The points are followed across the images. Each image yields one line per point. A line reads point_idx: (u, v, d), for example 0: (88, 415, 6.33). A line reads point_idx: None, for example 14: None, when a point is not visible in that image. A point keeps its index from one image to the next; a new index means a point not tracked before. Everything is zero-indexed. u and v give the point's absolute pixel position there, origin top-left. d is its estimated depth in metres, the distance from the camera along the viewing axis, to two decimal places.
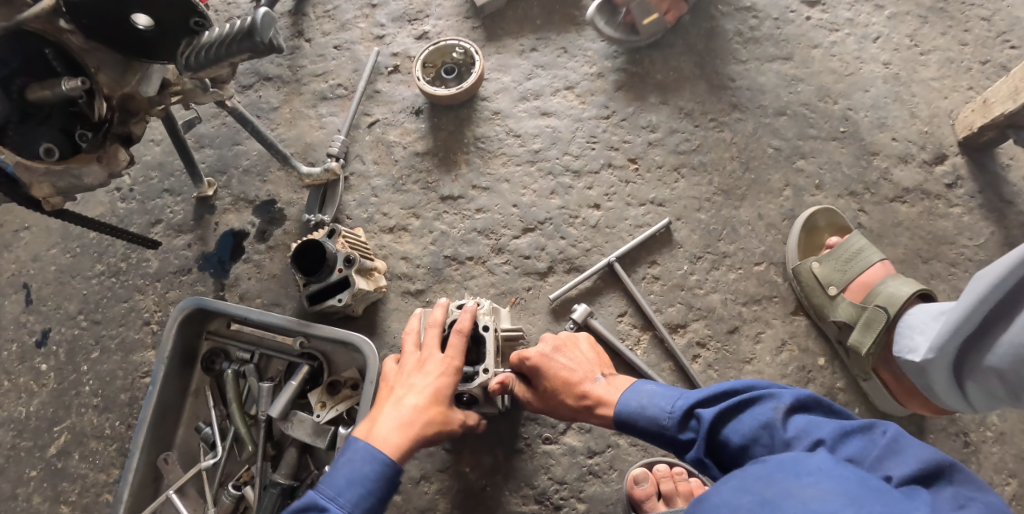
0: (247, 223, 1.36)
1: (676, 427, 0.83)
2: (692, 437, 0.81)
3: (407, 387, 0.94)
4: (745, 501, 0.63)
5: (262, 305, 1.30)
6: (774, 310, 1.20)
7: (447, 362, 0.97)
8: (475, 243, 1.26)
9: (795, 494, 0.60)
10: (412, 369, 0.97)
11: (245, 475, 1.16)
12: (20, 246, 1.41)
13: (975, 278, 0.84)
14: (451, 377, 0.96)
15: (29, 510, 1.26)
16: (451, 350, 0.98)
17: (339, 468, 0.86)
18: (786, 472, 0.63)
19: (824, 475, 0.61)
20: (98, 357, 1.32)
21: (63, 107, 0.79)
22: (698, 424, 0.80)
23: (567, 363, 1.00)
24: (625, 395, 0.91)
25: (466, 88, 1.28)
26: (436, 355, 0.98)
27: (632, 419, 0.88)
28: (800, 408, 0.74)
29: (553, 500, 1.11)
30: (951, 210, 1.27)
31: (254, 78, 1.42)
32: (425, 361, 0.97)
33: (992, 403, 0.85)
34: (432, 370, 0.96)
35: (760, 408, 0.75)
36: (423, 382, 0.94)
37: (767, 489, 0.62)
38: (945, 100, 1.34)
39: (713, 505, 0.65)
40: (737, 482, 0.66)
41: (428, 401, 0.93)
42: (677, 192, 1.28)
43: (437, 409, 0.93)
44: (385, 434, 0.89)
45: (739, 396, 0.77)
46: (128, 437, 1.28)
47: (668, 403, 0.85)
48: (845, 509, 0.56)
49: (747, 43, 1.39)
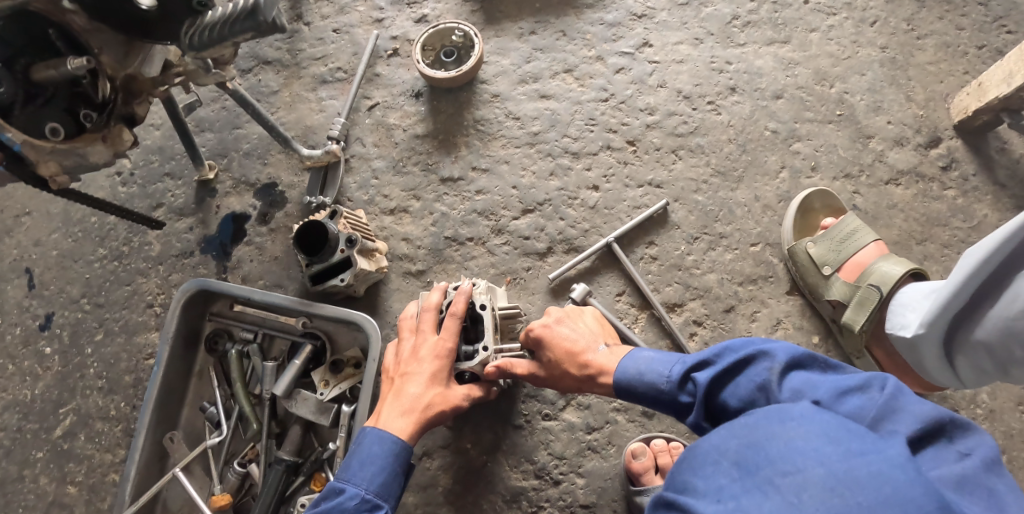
0: (247, 206, 1.37)
1: (674, 388, 0.85)
2: (689, 400, 0.83)
3: (405, 376, 0.97)
4: (732, 445, 0.65)
5: (264, 287, 1.31)
6: (769, 289, 1.22)
7: (440, 345, 0.98)
8: (476, 224, 1.27)
9: (779, 436, 0.62)
10: (408, 356, 0.99)
11: (250, 453, 1.18)
12: (22, 231, 1.42)
13: (964, 254, 0.86)
14: (444, 359, 0.97)
15: (36, 491, 1.28)
16: (444, 334, 0.99)
17: (352, 455, 0.91)
18: (772, 418, 0.65)
19: (807, 419, 0.63)
20: (102, 339, 1.34)
21: (67, 87, 0.80)
22: (695, 388, 0.81)
23: (569, 333, 1.01)
24: (623, 362, 0.93)
25: (465, 71, 1.29)
26: (430, 337, 0.99)
27: (631, 386, 0.90)
28: (796, 365, 0.74)
29: (553, 475, 1.13)
30: (945, 193, 1.29)
31: (254, 61, 1.43)
32: (418, 346, 0.99)
33: (980, 376, 0.88)
34: (425, 355, 0.97)
35: (756, 369, 0.75)
36: (421, 368, 0.96)
37: (753, 433, 0.64)
38: (940, 84, 1.36)
39: (702, 450, 0.67)
40: (724, 429, 0.67)
41: (425, 386, 0.95)
42: (675, 174, 1.29)
43: (436, 391, 0.96)
44: (393, 423, 0.93)
45: (734, 358, 0.77)
46: (132, 418, 1.30)
47: (666, 367, 0.87)
48: (826, 447, 0.59)
49: (745, 26, 1.40)
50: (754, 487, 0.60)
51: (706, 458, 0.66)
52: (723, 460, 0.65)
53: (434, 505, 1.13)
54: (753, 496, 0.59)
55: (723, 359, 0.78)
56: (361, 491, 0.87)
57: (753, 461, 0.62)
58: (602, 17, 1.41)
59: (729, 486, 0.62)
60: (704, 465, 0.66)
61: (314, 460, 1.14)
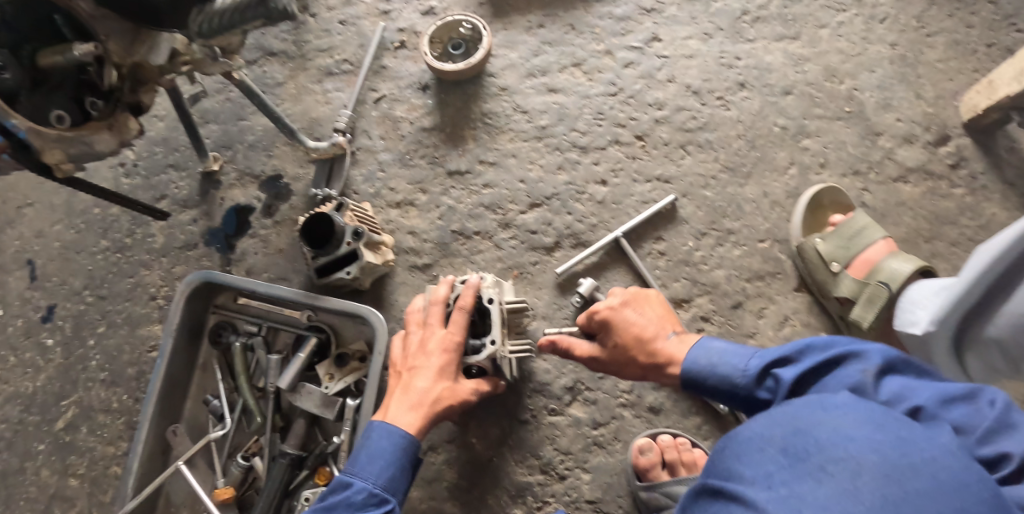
0: (252, 198, 1.36)
1: (750, 384, 0.81)
2: (768, 397, 0.79)
3: (413, 370, 0.96)
4: (777, 433, 0.64)
5: (268, 280, 1.31)
6: (777, 286, 1.22)
7: (448, 338, 0.97)
8: (482, 218, 1.27)
9: (827, 423, 0.62)
10: (416, 349, 0.98)
11: (253, 447, 1.17)
12: (24, 222, 1.41)
13: (975, 253, 0.85)
14: (453, 352, 0.97)
15: (38, 483, 1.27)
16: (451, 327, 0.98)
17: (360, 448, 0.90)
18: (813, 406, 0.65)
19: (851, 407, 0.63)
20: (105, 331, 1.33)
21: (74, 75, 0.81)
22: (776, 385, 0.78)
23: (637, 318, 1.00)
24: (692, 352, 0.90)
25: (473, 64, 1.28)
26: (438, 331, 0.98)
27: (701, 377, 0.87)
28: (890, 369, 0.70)
29: (558, 470, 1.13)
30: (954, 191, 1.28)
31: (259, 53, 1.42)
32: (425, 339, 0.98)
33: (991, 376, 0.87)
34: (434, 349, 0.97)
35: (846, 371, 0.71)
36: (430, 361, 0.96)
37: (798, 421, 0.63)
38: (950, 82, 1.35)
39: (745, 438, 0.66)
40: (766, 419, 0.66)
41: (433, 380, 0.95)
42: (684, 169, 1.28)
43: (444, 385, 0.95)
44: (402, 417, 0.92)
45: (822, 357, 0.73)
46: (135, 411, 1.29)
47: (742, 361, 0.83)
48: (877, 434, 0.59)
49: (754, 22, 1.39)
50: (805, 473, 0.58)
51: (750, 446, 0.65)
52: (770, 447, 0.63)
53: (440, 499, 1.13)
54: (805, 482, 0.57)
55: (808, 357, 0.75)
56: (369, 485, 0.87)
57: (802, 447, 0.60)
58: (611, 12, 1.40)
59: (778, 473, 0.60)
60: (749, 453, 0.64)
61: (318, 454, 1.13)
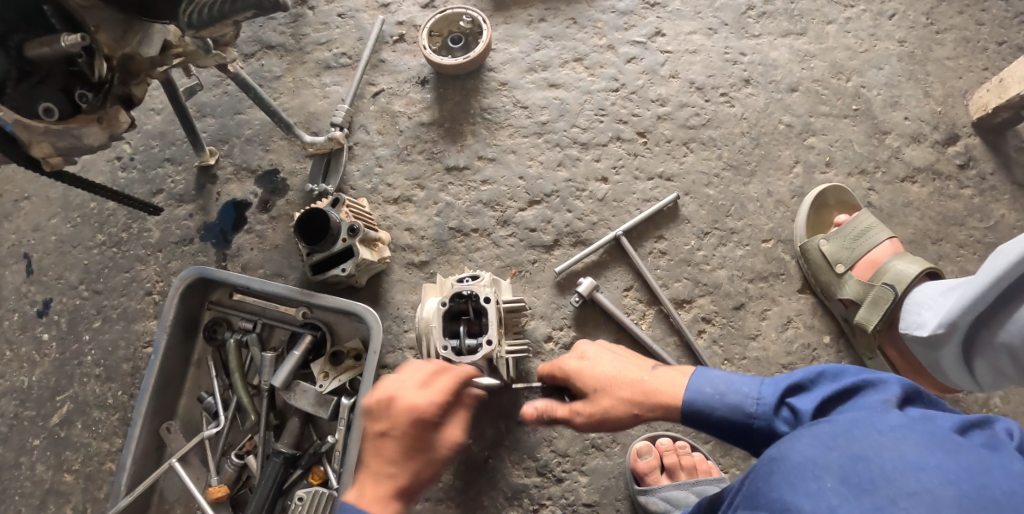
0: (249, 193, 1.34)
1: (767, 415, 0.76)
2: (786, 429, 0.75)
3: (385, 443, 0.83)
4: (833, 458, 0.60)
5: (264, 276, 1.29)
6: (780, 287, 1.19)
7: (413, 402, 0.83)
8: (480, 215, 1.25)
9: (889, 449, 0.58)
10: (377, 413, 0.84)
11: (248, 445, 1.16)
12: (20, 216, 1.40)
13: (988, 259, 0.82)
14: (421, 419, 0.83)
15: (33, 478, 1.26)
16: (428, 396, 0.83)
17: None
18: (866, 426, 0.62)
19: (908, 429, 0.60)
20: (101, 326, 1.32)
21: (63, 66, 0.76)
22: (795, 417, 0.74)
23: (613, 364, 0.91)
24: (694, 380, 0.84)
25: (472, 58, 1.26)
26: (413, 395, 0.83)
27: (709, 408, 0.81)
28: (907, 399, 0.68)
29: (555, 473, 1.11)
30: (962, 192, 1.26)
31: (256, 46, 1.40)
32: (387, 400, 0.84)
33: (999, 380, 0.85)
34: (407, 419, 0.82)
35: (865, 400, 0.68)
36: (397, 433, 0.82)
37: (855, 445, 0.60)
38: (960, 80, 1.32)
39: (795, 463, 0.62)
40: (813, 440, 0.63)
41: (407, 457, 0.82)
42: (686, 166, 1.26)
43: (417, 464, 0.83)
44: (375, 502, 0.80)
45: (836, 388, 0.72)
46: (130, 407, 1.28)
47: (753, 389, 0.79)
48: (949, 463, 0.56)
49: (760, 17, 1.36)
50: (874, 508, 0.55)
51: (803, 473, 0.60)
52: (827, 475, 0.59)
53: (434, 500, 1.11)
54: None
55: (823, 385, 0.73)
56: None
57: (866, 477, 0.57)
58: (613, 6, 1.37)
59: (844, 506, 0.56)
60: (803, 480, 0.60)
61: (312, 453, 1.12)
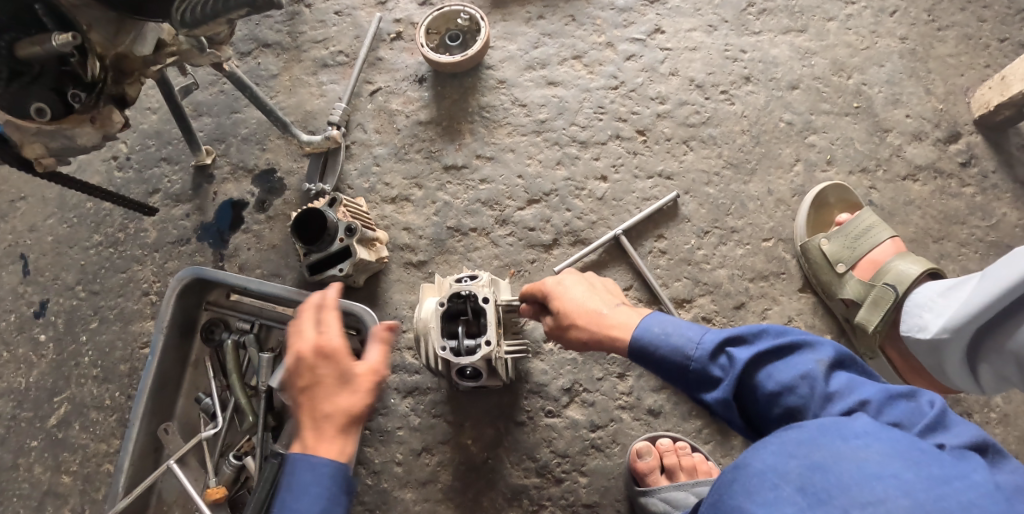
0: (245, 193, 1.33)
1: (705, 360, 0.77)
2: (721, 374, 0.76)
3: (307, 393, 0.75)
4: (793, 466, 0.59)
5: (261, 276, 1.28)
6: (781, 286, 1.19)
7: (322, 339, 0.78)
8: (479, 214, 1.24)
9: (848, 458, 0.57)
10: (292, 368, 0.77)
11: (245, 446, 1.15)
12: (16, 216, 1.39)
13: (1007, 264, 0.80)
14: (337, 352, 0.77)
15: (30, 480, 1.25)
16: (326, 325, 0.80)
17: (281, 500, 0.71)
18: (831, 435, 0.60)
19: (874, 437, 0.58)
20: (97, 327, 1.31)
21: (54, 65, 0.75)
22: (730, 364, 0.75)
23: (581, 294, 0.93)
24: (645, 321, 0.85)
25: (470, 55, 1.25)
26: (309, 335, 0.78)
27: (652, 347, 0.82)
28: (840, 364, 0.71)
29: (555, 473, 1.11)
30: (963, 190, 1.25)
31: (253, 44, 1.38)
32: (296, 349, 0.77)
33: (1001, 386, 0.84)
34: (315, 358, 0.77)
35: (800, 359, 0.71)
36: (319, 374, 0.76)
37: (816, 453, 0.59)
38: (961, 77, 1.31)
39: (756, 471, 0.61)
40: (778, 447, 0.62)
41: (338, 395, 0.75)
42: (686, 165, 1.25)
43: (352, 399, 0.75)
44: (325, 449, 0.73)
45: (776, 342, 0.73)
46: (127, 408, 1.27)
47: (696, 334, 0.80)
48: (907, 473, 0.54)
49: (761, 14, 1.35)
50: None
51: (763, 482, 0.60)
52: (785, 484, 0.58)
53: (433, 501, 1.10)
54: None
55: (764, 340, 0.74)
56: None
57: (822, 487, 0.56)
58: (612, 3, 1.36)
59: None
60: (762, 490, 0.59)
61: None
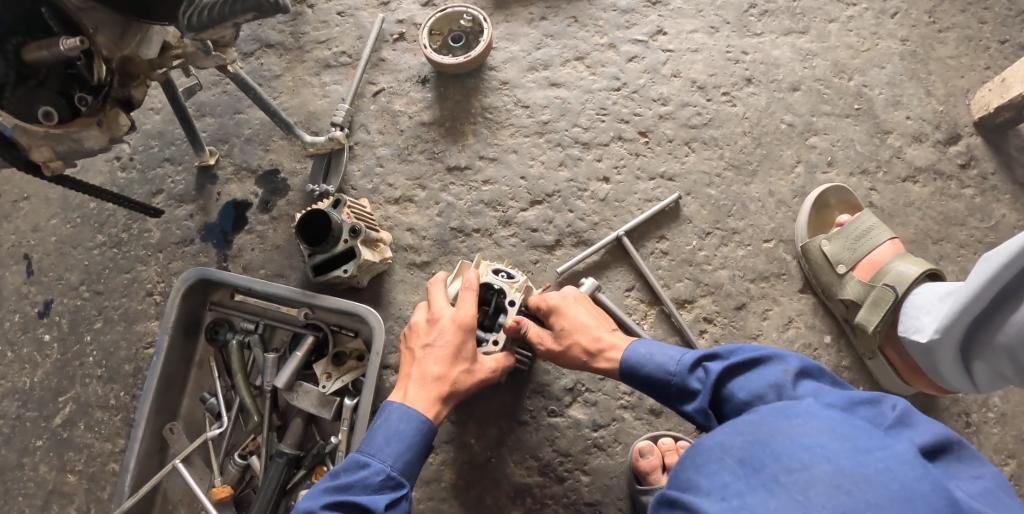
0: (249, 193, 1.34)
1: (683, 374, 0.84)
2: (697, 387, 0.82)
3: (425, 350, 0.94)
4: (737, 442, 0.65)
5: (265, 276, 1.29)
6: (782, 287, 1.20)
7: (459, 315, 0.95)
8: (482, 215, 1.24)
9: (787, 432, 0.63)
10: (426, 328, 0.96)
11: (251, 445, 1.17)
12: (20, 216, 1.39)
13: (984, 259, 0.81)
14: (467, 330, 0.94)
15: (36, 479, 1.26)
16: (461, 306, 0.96)
17: (377, 429, 0.88)
18: (777, 414, 0.66)
19: (812, 416, 0.65)
20: (102, 327, 1.32)
21: (61, 69, 0.75)
22: (705, 376, 0.81)
23: (584, 316, 1.00)
24: (635, 345, 0.93)
25: (473, 56, 1.25)
26: (447, 309, 0.96)
27: (639, 365, 0.90)
28: (806, 374, 0.74)
29: (557, 472, 1.12)
30: (963, 191, 1.26)
31: (255, 45, 1.39)
32: (433, 317, 0.96)
33: (997, 382, 0.84)
34: (447, 326, 0.94)
35: (768, 370, 0.74)
36: (442, 340, 0.93)
37: (759, 430, 0.65)
38: (962, 79, 1.32)
39: (707, 447, 0.67)
40: (731, 428, 0.68)
41: (448, 363, 0.92)
42: (688, 166, 1.26)
43: (460, 368, 0.93)
44: (421, 400, 0.90)
45: (748, 355, 0.77)
46: (132, 408, 1.28)
47: (678, 355, 0.87)
48: (834, 444, 0.60)
49: (762, 15, 1.36)
50: (759, 484, 0.60)
51: (710, 456, 0.66)
52: (727, 457, 0.65)
53: (437, 500, 1.11)
54: (758, 494, 0.59)
55: (736, 354, 0.79)
56: (386, 467, 0.83)
57: (758, 457, 0.62)
58: (615, 4, 1.37)
59: (734, 484, 0.62)
60: (708, 463, 0.66)
61: (314, 454, 1.12)
